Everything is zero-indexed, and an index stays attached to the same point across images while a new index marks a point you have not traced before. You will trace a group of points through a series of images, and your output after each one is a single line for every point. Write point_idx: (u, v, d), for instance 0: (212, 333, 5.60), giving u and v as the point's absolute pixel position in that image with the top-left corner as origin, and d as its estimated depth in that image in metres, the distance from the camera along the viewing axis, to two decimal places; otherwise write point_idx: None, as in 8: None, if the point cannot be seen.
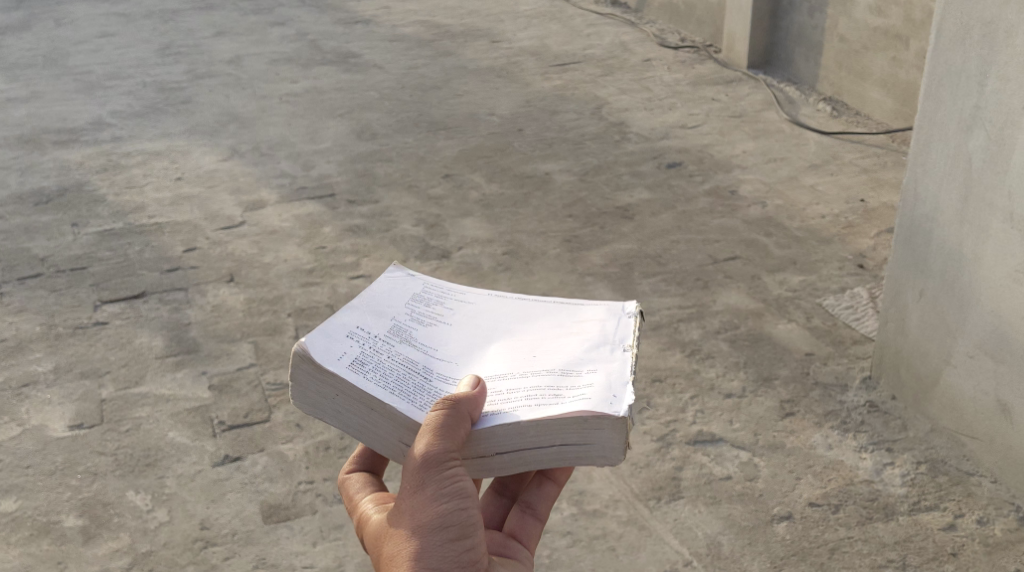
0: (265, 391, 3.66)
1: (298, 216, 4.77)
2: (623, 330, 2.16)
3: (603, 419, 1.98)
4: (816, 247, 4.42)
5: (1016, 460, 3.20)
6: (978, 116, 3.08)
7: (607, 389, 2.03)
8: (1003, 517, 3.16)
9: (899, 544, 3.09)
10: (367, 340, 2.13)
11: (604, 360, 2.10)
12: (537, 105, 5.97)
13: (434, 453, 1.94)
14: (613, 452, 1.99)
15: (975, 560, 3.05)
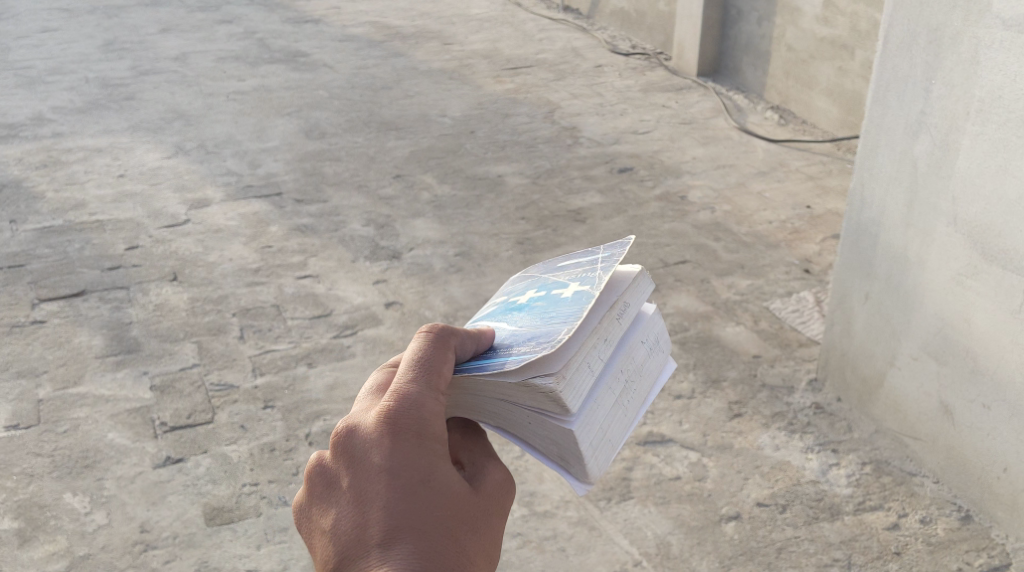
0: (208, 392, 3.61)
1: (243, 215, 4.71)
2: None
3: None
4: (763, 252, 4.43)
5: (957, 462, 3.21)
6: (924, 121, 3.10)
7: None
8: (945, 517, 3.18)
9: (844, 542, 3.11)
10: None
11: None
12: (488, 108, 5.95)
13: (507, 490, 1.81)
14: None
15: (918, 558, 3.06)
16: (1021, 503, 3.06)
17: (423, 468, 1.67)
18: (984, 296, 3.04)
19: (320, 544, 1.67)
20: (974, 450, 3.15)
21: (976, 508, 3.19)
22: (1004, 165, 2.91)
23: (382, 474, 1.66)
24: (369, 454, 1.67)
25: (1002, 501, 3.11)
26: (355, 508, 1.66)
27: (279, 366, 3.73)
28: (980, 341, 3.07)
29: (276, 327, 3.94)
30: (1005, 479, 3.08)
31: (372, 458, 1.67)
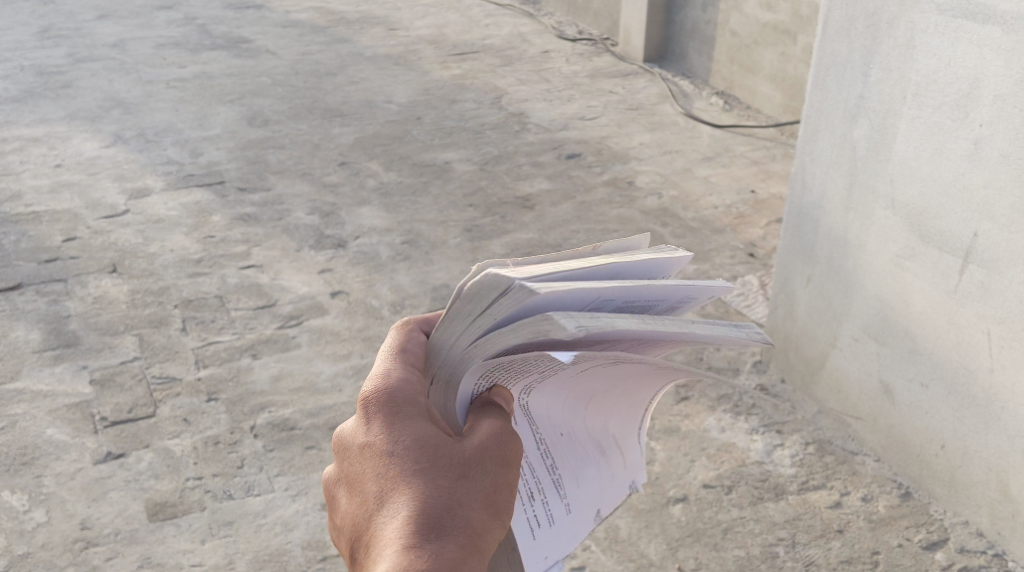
0: (150, 385, 3.55)
1: (184, 205, 4.64)
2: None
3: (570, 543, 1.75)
4: (709, 238, 4.45)
5: (896, 440, 3.25)
6: (862, 105, 3.11)
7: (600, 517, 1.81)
8: (885, 494, 3.21)
9: (788, 521, 3.13)
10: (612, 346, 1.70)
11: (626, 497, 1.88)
12: (435, 94, 5.91)
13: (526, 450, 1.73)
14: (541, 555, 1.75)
15: (859, 535, 3.10)
16: (958, 479, 3.09)
17: (407, 435, 1.63)
18: (922, 277, 3.06)
19: (340, 541, 1.63)
20: (913, 429, 3.18)
21: (916, 485, 3.22)
22: (940, 148, 2.93)
23: (368, 455, 1.62)
24: (355, 442, 1.64)
25: (940, 477, 3.15)
26: (355, 494, 1.62)
27: (222, 358, 3.69)
28: (918, 322, 3.10)
29: (219, 318, 3.89)
30: (943, 456, 3.12)
31: (359, 444, 1.64)
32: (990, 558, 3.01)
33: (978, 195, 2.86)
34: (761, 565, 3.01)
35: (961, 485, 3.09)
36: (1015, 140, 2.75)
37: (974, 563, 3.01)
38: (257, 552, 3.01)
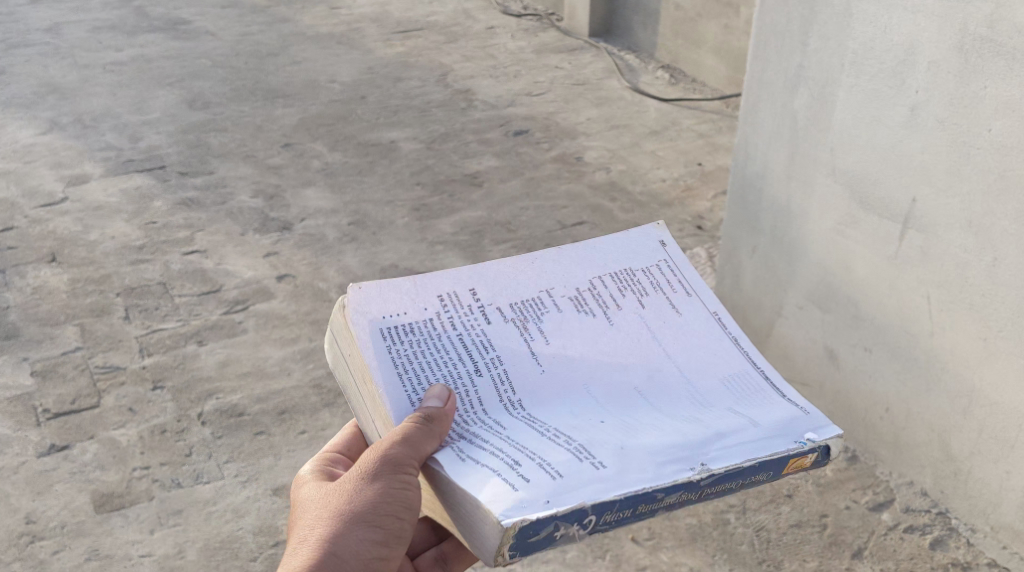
0: (94, 375, 3.51)
1: (125, 191, 4.58)
2: (772, 473, 1.79)
3: (512, 524, 1.65)
4: (657, 211, 4.46)
5: (842, 404, 3.28)
6: (801, 75, 3.14)
7: (605, 502, 1.69)
8: (833, 458, 3.25)
9: (739, 488, 3.16)
10: (461, 310, 1.96)
11: (690, 484, 1.73)
12: (379, 72, 5.86)
13: (396, 499, 1.80)
14: (510, 553, 1.67)
15: (808, 499, 3.13)
16: (902, 441, 3.13)
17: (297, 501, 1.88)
18: (864, 243, 3.09)
19: None
20: (857, 393, 3.21)
21: (861, 449, 3.26)
22: (877, 115, 2.95)
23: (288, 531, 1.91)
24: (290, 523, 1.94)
25: (884, 440, 3.18)
26: None
27: (167, 345, 3.65)
28: (860, 288, 3.13)
29: (163, 305, 3.84)
30: (887, 419, 3.15)
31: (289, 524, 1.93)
32: (935, 517, 3.06)
33: (915, 161, 2.88)
34: (713, 533, 3.04)
35: (905, 446, 3.13)
36: (950, 105, 2.77)
37: (919, 522, 3.05)
38: (208, 540, 2.99)
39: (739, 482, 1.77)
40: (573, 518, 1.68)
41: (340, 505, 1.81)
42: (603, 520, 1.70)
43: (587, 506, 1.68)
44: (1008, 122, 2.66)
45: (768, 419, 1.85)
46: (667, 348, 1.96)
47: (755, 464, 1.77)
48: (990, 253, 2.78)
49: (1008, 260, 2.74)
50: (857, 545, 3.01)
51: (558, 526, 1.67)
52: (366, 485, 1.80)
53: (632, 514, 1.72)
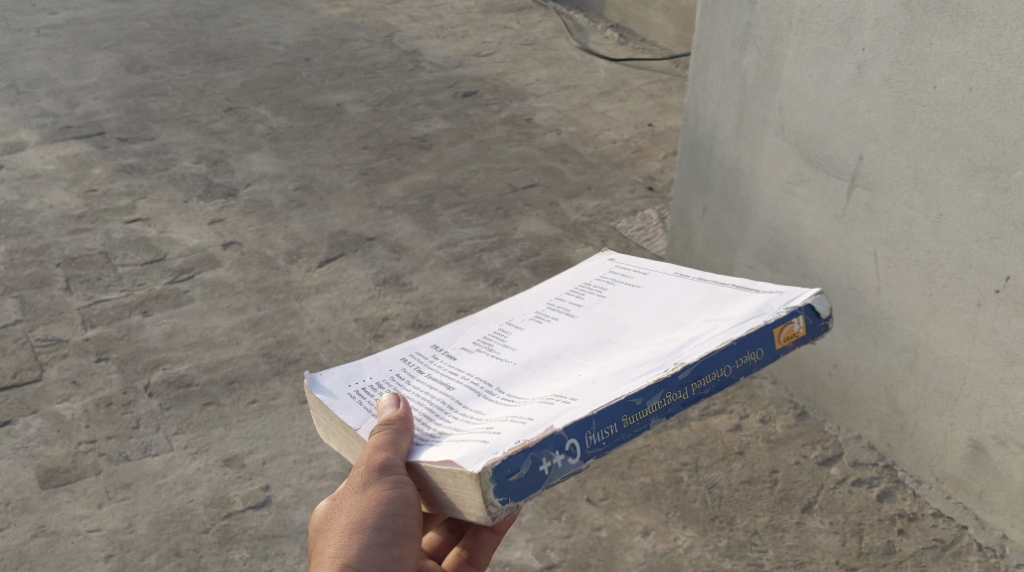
0: (35, 348, 3.43)
1: (62, 158, 4.46)
2: (762, 352, 1.65)
3: (486, 468, 1.48)
4: (609, 172, 4.42)
5: (792, 362, 3.28)
6: (750, 33, 3.13)
7: (584, 426, 1.53)
8: (783, 415, 3.26)
9: (692, 446, 3.16)
10: (428, 361, 1.76)
11: (672, 381, 1.59)
12: (324, 33, 5.76)
13: (396, 500, 1.60)
14: (499, 498, 1.49)
15: (759, 455, 3.13)
16: (851, 396, 3.14)
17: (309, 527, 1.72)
18: (812, 202, 3.07)
19: None
20: (806, 350, 3.21)
21: (811, 405, 3.27)
22: (825, 73, 2.93)
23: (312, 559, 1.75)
24: None
25: (833, 395, 3.19)
26: None
27: (111, 316, 3.57)
28: (809, 246, 3.12)
29: (105, 275, 3.75)
30: (835, 375, 3.16)
31: None
32: (882, 470, 3.07)
33: (862, 119, 2.87)
34: (666, 491, 3.03)
35: (853, 402, 3.14)
36: (896, 62, 2.74)
37: (866, 475, 3.06)
38: (158, 513, 2.92)
39: (729, 368, 1.63)
40: (550, 445, 1.51)
41: (344, 524, 1.63)
42: (588, 443, 1.54)
43: (562, 431, 1.52)
44: (952, 79, 2.64)
45: (742, 310, 1.70)
46: (634, 303, 1.79)
47: (732, 346, 1.63)
48: (934, 210, 2.76)
49: (952, 217, 2.73)
50: (807, 499, 3.00)
51: (539, 459, 1.51)
52: (359, 496, 1.62)
53: (621, 431, 1.56)
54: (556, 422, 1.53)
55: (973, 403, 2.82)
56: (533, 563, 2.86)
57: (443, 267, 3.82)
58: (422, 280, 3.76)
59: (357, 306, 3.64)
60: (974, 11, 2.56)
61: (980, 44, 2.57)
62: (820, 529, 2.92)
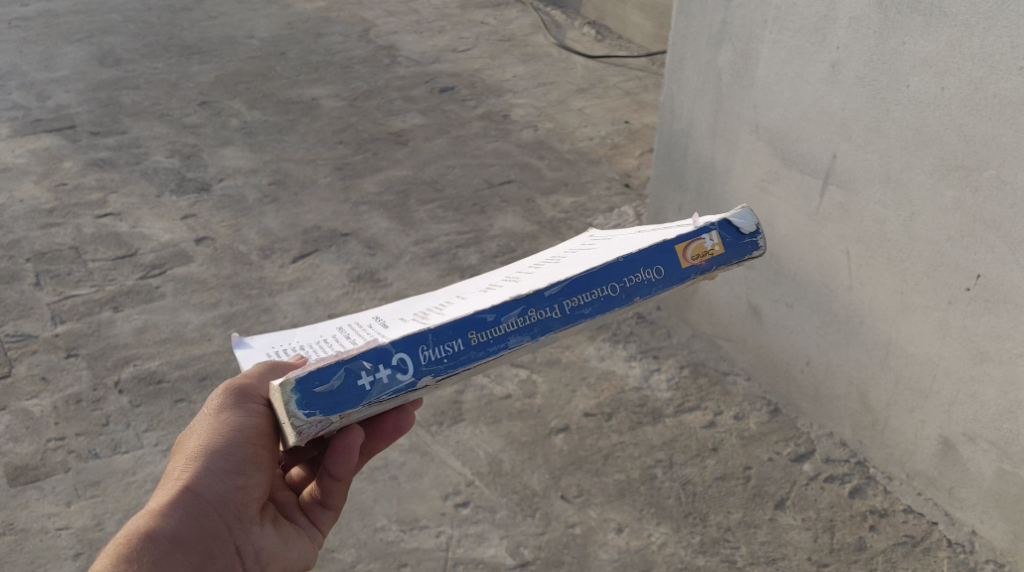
0: (4, 344, 3.39)
1: (33, 151, 4.42)
2: (658, 273, 1.83)
3: (289, 379, 1.70)
4: (585, 169, 4.41)
5: (765, 359, 3.28)
6: (725, 31, 3.12)
7: (413, 344, 1.73)
8: (756, 412, 3.25)
9: (666, 444, 3.15)
10: (358, 325, 1.90)
11: (538, 298, 1.78)
12: (299, 27, 5.72)
13: (243, 429, 1.84)
14: (302, 410, 1.70)
15: (733, 452, 3.12)
16: (823, 394, 3.14)
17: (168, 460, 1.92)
18: (787, 201, 3.07)
19: None
20: (782, 349, 3.21)
21: (784, 402, 3.27)
22: (799, 73, 2.92)
23: None
24: None
25: (805, 393, 3.20)
26: None
27: (82, 312, 3.53)
28: (783, 246, 3.11)
29: (76, 270, 3.71)
30: (808, 372, 3.16)
31: None
32: (853, 466, 3.07)
33: (836, 117, 2.86)
34: (640, 488, 3.03)
35: (826, 399, 3.14)
36: (869, 61, 2.74)
37: (838, 472, 3.07)
38: (128, 511, 2.89)
39: (620, 284, 1.82)
40: (369, 360, 1.72)
41: (195, 441, 1.84)
42: (420, 359, 1.73)
43: (386, 346, 1.72)
44: (925, 78, 2.64)
45: (644, 240, 1.87)
46: (562, 255, 1.95)
47: (630, 263, 1.82)
48: (907, 208, 2.76)
49: (923, 216, 2.73)
50: (780, 496, 3.00)
51: (353, 373, 1.71)
52: (214, 419, 1.84)
53: (467, 348, 1.75)
54: (383, 338, 1.74)
55: (943, 400, 2.83)
56: (506, 561, 2.86)
57: (418, 263, 3.80)
58: (397, 276, 3.73)
59: (332, 303, 3.61)
60: (946, 11, 2.56)
61: (952, 44, 2.57)
62: (792, 526, 2.93)
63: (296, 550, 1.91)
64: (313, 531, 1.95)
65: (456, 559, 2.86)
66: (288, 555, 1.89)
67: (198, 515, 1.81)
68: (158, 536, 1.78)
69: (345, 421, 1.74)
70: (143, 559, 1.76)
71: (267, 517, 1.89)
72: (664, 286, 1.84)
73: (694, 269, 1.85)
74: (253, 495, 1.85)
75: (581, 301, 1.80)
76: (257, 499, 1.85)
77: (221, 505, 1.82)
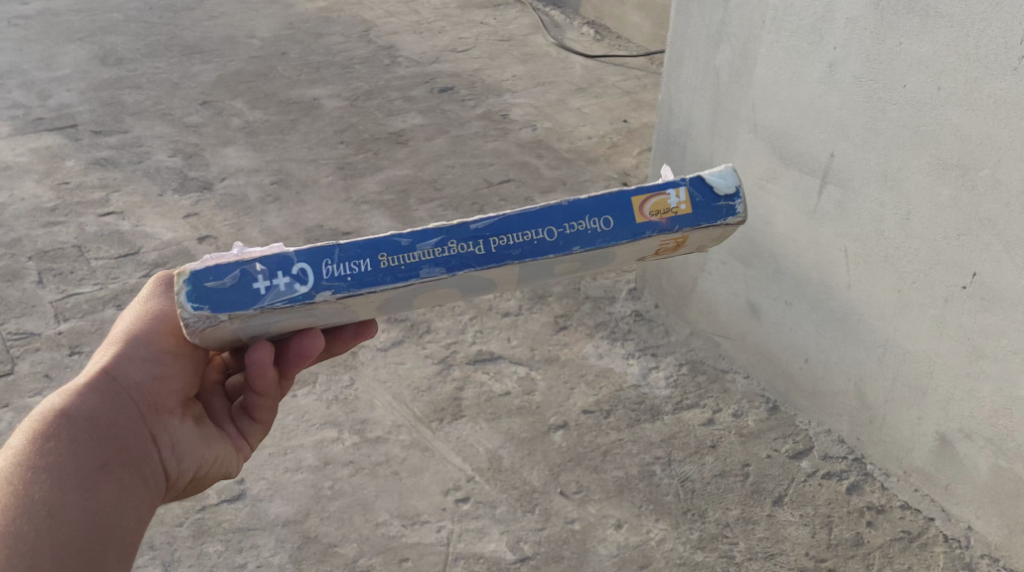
0: (7, 341, 3.41)
1: (35, 150, 4.44)
2: (605, 225, 1.83)
3: (185, 269, 1.75)
4: (584, 168, 4.43)
5: (763, 356, 3.30)
6: (723, 31, 3.14)
7: (317, 257, 1.78)
8: (755, 409, 3.27)
9: (665, 440, 3.17)
10: None
11: (461, 229, 1.81)
12: (300, 27, 5.74)
13: (165, 320, 1.93)
14: (191, 304, 1.75)
15: (731, 449, 3.14)
16: (821, 391, 3.16)
17: None
18: (785, 199, 3.09)
19: None
20: (780, 346, 3.23)
21: (783, 400, 3.29)
22: (797, 72, 2.94)
23: None
24: None
25: (803, 390, 3.22)
26: None
27: (84, 309, 3.55)
28: (781, 244, 3.13)
29: (78, 268, 3.73)
30: (806, 369, 3.18)
31: None
32: (851, 463, 3.09)
33: (833, 117, 2.88)
34: (639, 485, 3.05)
35: (824, 397, 3.16)
36: (867, 61, 2.76)
37: (836, 468, 3.09)
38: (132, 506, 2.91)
39: (558, 230, 1.83)
40: (272, 268, 1.77)
41: (116, 334, 1.93)
42: (324, 275, 1.78)
43: (292, 255, 1.77)
44: (921, 78, 2.66)
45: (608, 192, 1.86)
46: None
47: (578, 208, 1.83)
48: (904, 207, 2.78)
49: (920, 214, 2.75)
50: (778, 492, 3.02)
51: (251, 276, 1.76)
52: (137, 312, 1.94)
53: (374, 269, 1.79)
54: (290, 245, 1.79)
55: (940, 398, 2.85)
56: (506, 556, 2.88)
57: None
58: None
59: None
60: (942, 11, 2.58)
61: (949, 45, 2.59)
62: (790, 521, 2.95)
63: (215, 451, 1.97)
64: (240, 442, 2.02)
65: (457, 555, 2.88)
66: (207, 454, 1.96)
67: (115, 400, 1.87)
68: (73, 415, 1.82)
69: (237, 324, 1.79)
70: (61, 436, 1.79)
71: (187, 414, 1.96)
72: (612, 239, 1.84)
73: (650, 225, 1.84)
74: (171, 388, 1.92)
75: (510, 241, 1.82)
76: (175, 393, 1.93)
77: (138, 391, 1.89)
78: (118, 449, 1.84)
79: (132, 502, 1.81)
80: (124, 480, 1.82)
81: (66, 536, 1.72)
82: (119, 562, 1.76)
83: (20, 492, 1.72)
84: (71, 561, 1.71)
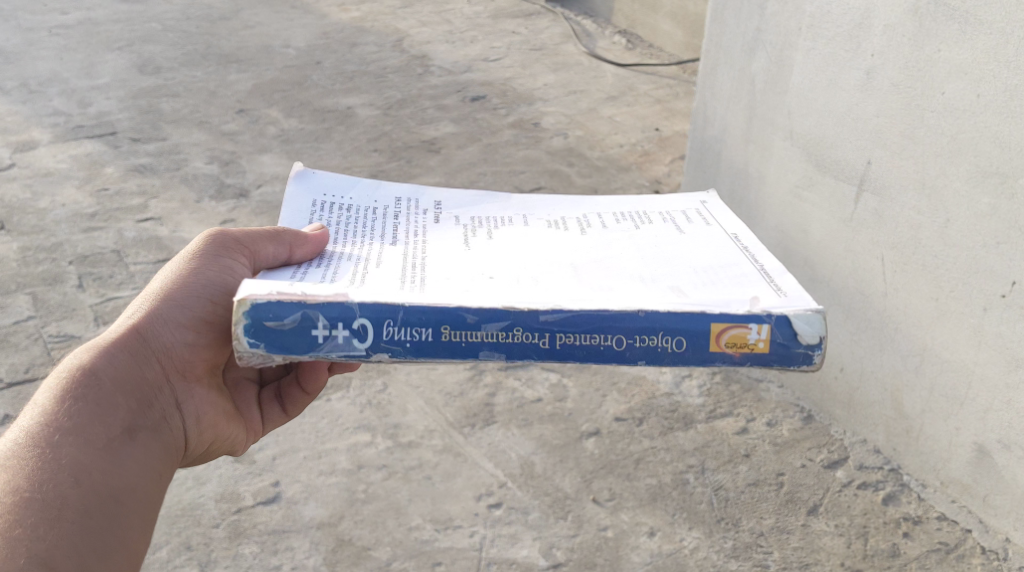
0: (47, 344, 3.46)
1: (75, 157, 4.51)
2: (682, 344, 1.66)
3: (247, 299, 1.62)
4: (615, 176, 4.44)
5: None
6: (760, 38, 3.17)
7: (380, 316, 1.64)
8: (789, 418, 3.27)
9: (698, 449, 3.17)
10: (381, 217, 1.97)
11: (531, 317, 1.65)
12: (334, 37, 5.79)
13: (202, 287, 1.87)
14: (246, 339, 1.63)
15: (765, 458, 3.14)
16: (857, 401, 3.15)
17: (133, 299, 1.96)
18: (819, 207, 3.09)
19: None
20: None
21: (817, 409, 3.29)
22: (834, 79, 2.95)
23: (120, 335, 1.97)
24: None
25: (839, 400, 3.21)
26: None
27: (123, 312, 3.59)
28: (816, 251, 3.14)
29: (117, 273, 3.79)
30: (842, 379, 3.18)
31: None
32: (887, 474, 3.08)
33: (870, 123, 2.89)
34: (673, 493, 3.05)
35: (859, 406, 3.15)
36: (903, 67, 2.77)
37: (871, 479, 3.08)
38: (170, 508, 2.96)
39: (633, 340, 1.66)
40: (330, 321, 1.63)
41: (150, 294, 1.88)
42: (383, 336, 1.64)
43: (355, 308, 1.63)
44: (960, 85, 2.66)
45: (706, 296, 1.70)
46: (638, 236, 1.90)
47: (657, 323, 1.66)
48: (942, 214, 2.78)
49: (959, 221, 2.75)
50: (812, 501, 3.02)
51: (309, 324, 1.63)
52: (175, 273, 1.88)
53: (434, 340, 1.65)
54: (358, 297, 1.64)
55: (979, 407, 2.84)
56: (539, 561, 2.88)
57: None
58: None
59: None
60: (980, 17, 2.59)
61: (986, 51, 2.59)
62: (826, 531, 2.94)
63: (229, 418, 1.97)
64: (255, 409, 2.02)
65: (489, 559, 2.89)
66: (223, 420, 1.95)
67: (141, 361, 1.84)
68: (99, 374, 1.79)
69: None
70: (83, 395, 1.76)
71: (211, 382, 1.93)
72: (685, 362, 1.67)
73: (723, 356, 1.67)
74: (200, 356, 1.89)
75: (577, 342, 1.66)
76: (203, 360, 1.90)
77: (167, 356, 1.86)
78: (139, 412, 1.82)
79: (149, 468, 1.79)
80: (144, 445, 1.80)
81: (87, 499, 1.69)
82: (141, 524, 1.74)
83: (45, 454, 1.69)
84: (88, 525, 1.67)
